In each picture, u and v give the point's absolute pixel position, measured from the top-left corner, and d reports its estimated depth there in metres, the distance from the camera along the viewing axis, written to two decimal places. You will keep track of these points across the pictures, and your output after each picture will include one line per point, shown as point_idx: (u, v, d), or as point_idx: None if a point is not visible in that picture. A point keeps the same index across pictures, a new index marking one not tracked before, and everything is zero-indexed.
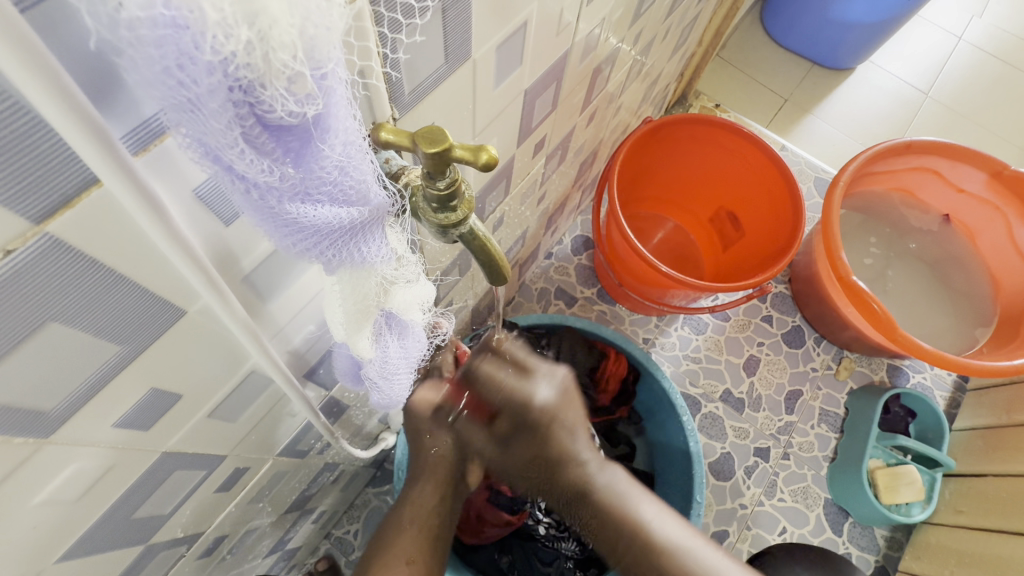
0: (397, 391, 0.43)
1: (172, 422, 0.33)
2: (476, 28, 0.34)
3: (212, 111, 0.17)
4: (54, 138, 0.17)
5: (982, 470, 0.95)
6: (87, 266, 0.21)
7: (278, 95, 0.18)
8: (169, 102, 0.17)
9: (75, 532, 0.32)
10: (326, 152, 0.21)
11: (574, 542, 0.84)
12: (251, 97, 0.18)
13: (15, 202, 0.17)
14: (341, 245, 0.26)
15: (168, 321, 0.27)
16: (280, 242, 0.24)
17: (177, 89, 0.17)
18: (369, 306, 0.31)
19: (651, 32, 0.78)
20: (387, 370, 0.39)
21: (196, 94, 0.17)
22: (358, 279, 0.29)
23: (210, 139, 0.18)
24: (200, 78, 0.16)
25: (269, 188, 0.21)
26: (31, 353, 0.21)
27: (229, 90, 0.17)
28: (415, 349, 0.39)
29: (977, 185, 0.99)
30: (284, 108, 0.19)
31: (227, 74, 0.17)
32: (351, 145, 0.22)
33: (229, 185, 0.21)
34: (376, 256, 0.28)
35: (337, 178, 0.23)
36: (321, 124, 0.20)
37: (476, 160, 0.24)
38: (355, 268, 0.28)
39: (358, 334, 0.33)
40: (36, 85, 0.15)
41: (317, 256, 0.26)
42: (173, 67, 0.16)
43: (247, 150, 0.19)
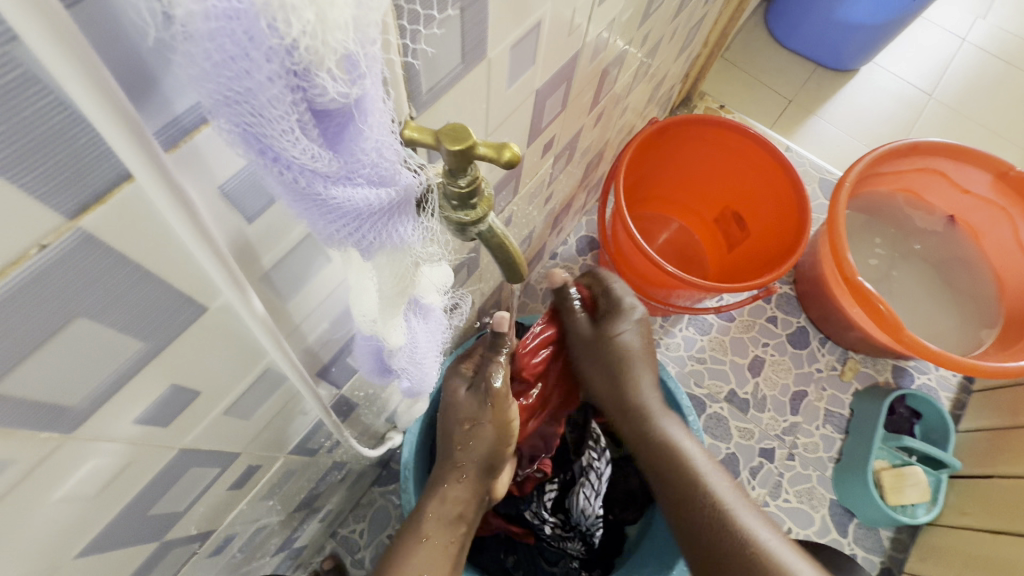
0: (424, 376, 0.43)
1: (189, 419, 0.33)
2: (492, 28, 0.34)
3: (269, 98, 0.18)
4: (90, 133, 0.17)
5: (987, 471, 0.94)
6: (117, 263, 0.21)
7: (329, 78, 0.18)
8: (223, 93, 0.17)
9: (93, 527, 0.33)
10: (367, 133, 0.21)
11: (581, 542, 0.82)
12: (304, 82, 0.18)
13: (50, 198, 0.17)
14: (381, 228, 0.25)
15: (190, 318, 0.27)
16: (321, 230, 0.24)
17: (233, 80, 0.17)
18: (405, 288, 0.30)
19: (659, 33, 0.78)
20: (416, 356, 0.39)
21: (254, 81, 0.17)
22: (395, 261, 0.28)
23: (264, 127, 0.18)
24: (257, 65, 0.17)
25: (316, 173, 0.21)
26: (58, 349, 0.22)
27: (285, 77, 0.17)
28: (439, 331, 0.40)
29: (982, 187, 1.00)
30: (334, 90, 0.19)
31: (285, 60, 0.17)
32: (387, 129, 0.22)
33: (272, 172, 0.21)
34: (411, 237, 0.27)
35: (376, 160, 0.23)
36: (362, 106, 0.21)
37: (499, 158, 0.25)
38: (392, 250, 0.27)
39: (391, 318, 0.33)
40: (77, 81, 0.15)
41: (357, 243, 0.25)
42: (230, 59, 0.16)
43: (299, 135, 0.19)
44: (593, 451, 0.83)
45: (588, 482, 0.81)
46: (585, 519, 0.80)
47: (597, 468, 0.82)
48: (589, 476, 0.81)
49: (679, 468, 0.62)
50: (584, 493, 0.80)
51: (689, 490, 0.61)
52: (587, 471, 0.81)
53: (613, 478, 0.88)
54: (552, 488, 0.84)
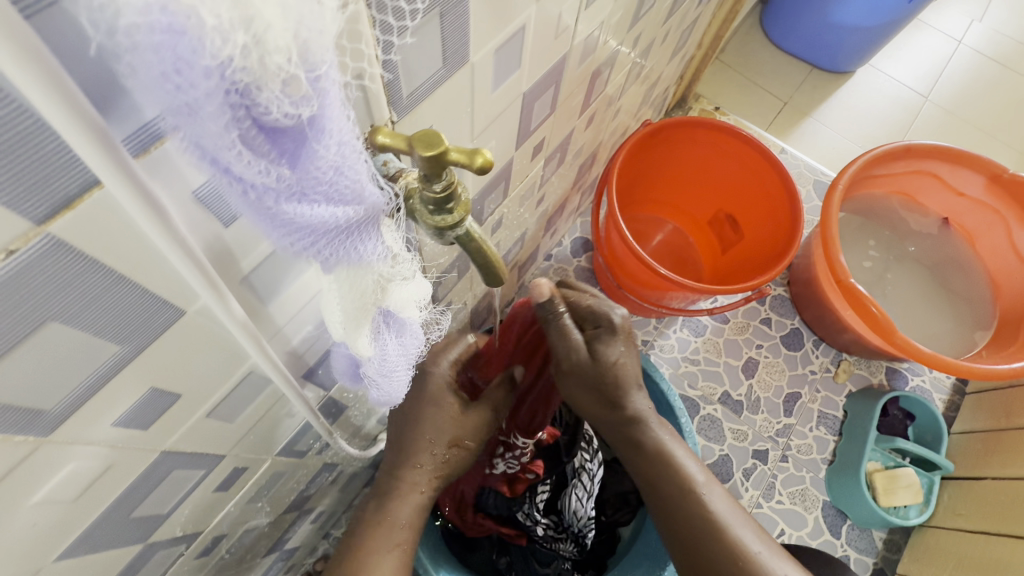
0: (393, 389, 0.43)
1: (171, 421, 0.33)
2: (474, 32, 0.34)
3: (210, 114, 0.18)
4: (56, 139, 0.17)
5: (980, 474, 0.95)
6: (87, 266, 0.21)
7: (273, 97, 0.18)
8: (168, 106, 0.17)
9: (74, 529, 0.33)
10: (321, 152, 0.22)
11: (572, 544, 0.82)
12: (247, 100, 0.18)
13: (17, 202, 0.18)
14: (337, 244, 0.26)
15: (167, 321, 0.27)
16: (277, 243, 0.24)
17: (177, 93, 0.17)
18: (367, 305, 0.31)
19: (651, 35, 0.78)
20: (385, 368, 0.39)
21: (195, 98, 0.17)
22: (356, 277, 0.29)
23: (208, 142, 0.19)
24: (198, 81, 0.17)
25: (266, 188, 0.21)
26: (31, 352, 0.22)
27: (226, 94, 0.18)
28: (413, 346, 0.39)
29: (976, 189, 1.00)
30: (280, 109, 0.19)
31: (225, 78, 0.17)
32: (347, 146, 0.23)
33: (225, 187, 0.21)
34: (372, 255, 0.28)
35: (333, 178, 0.23)
36: (315, 125, 0.21)
37: (472, 163, 0.25)
38: (351, 265, 0.28)
39: (357, 332, 0.33)
40: (38, 89, 0.15)
41: (315, 255, 0.26)
42: (171, 72, 0.16)
43: (244, 152, 0.19)
44: (585, 452, 0.82)
45: (581, 483, 0.80)
46: (577, 521, 0.80)
47: (589, 470, 0.80)
48: (581, 478, 0.80)
49: (668, 479, 0.61)
50: (576, 494, 0.80)
51: (681, 503, 0.59)
52: (579, 473, 0.80)
53: (605, 479, 0.88)
54: (545, 489, 0.83)
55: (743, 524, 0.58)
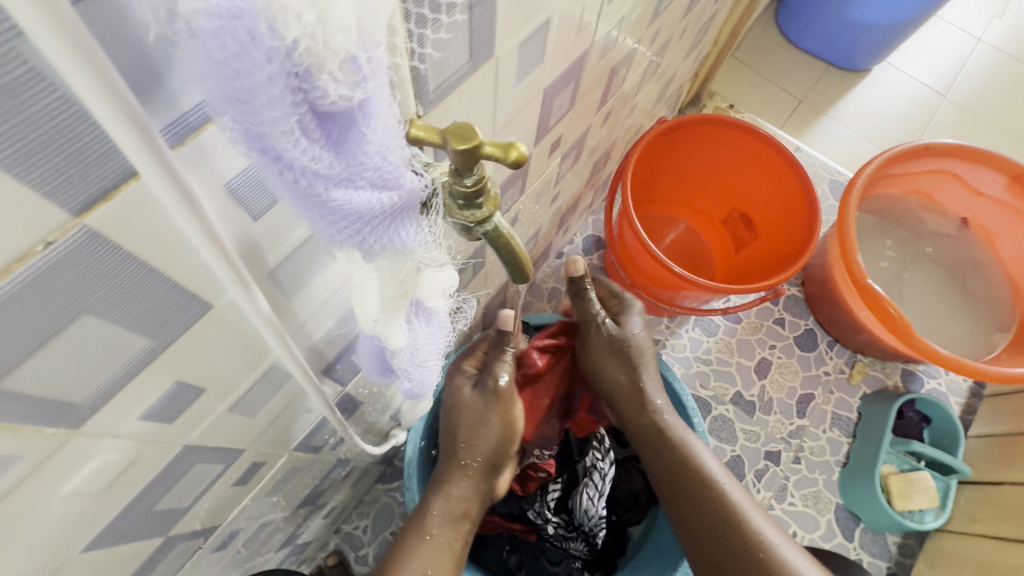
0: (426, 379, 0.43)
1: (195, 415, 0.33)
2: (500, 27, 0.34)
3: (269, 98, 0.17)
4: (97, 131, 0.17)
5: (998, 478, 0.93)
6: (123, 259, 0.21)
7: (331, 80, 0.18)
8: (224, 92, 0.17)
9: (99, 522, 0.33)
10: (370, 137, 0.21)
11: (583, 543, 0.82)
12: (305, 83, 0.18)
13: (56, 193, 0.17)
14: (381, 230, 0.25)
15: (195, 315, 0.27)
16: (321, 231, 0.24)
17: (234, 79, 0.17)
18: (405, 292, 0.31)
19: (668, 32, 0.77)
20: (417, 359, 0.39)
21: (254, 81, 0.17)
22: (397, 263, 0.28)
23: (264, 128, 0.18)
24: (259, 66, 0.17)
25: (317, 175, 0.21)
26: (64, 345, 0.22)
27: (286, 77, 0.17)
28: (442, 336, 0.40)
29: (997, 189, 0.98)
30: (337, 92, 0.19)
31: (287, 60, 0.17)
32: (391, 131, 0.22)
33: (274, 174, 0.21)
34: (414, 241, 0.27)
35: (379, 163, 0.22)
36: (365, 109, 0.21)
37: (506, 157, 0.24)
38: (394, 252, 0.27)
39: (392, 321, 0.33)
40: (84, 77, 0.15)
41: (357, 244, 0.25)
42: (230, 58, 0.16)
43: (299, 136, 0.19)
44: (597, 451, 0.82)
45: (592, 483, 0.80)
46: (588, 520, 0.80)
47: (601, 469, 0.81)
48: (593, 477, 0.80)
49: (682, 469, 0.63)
50: (588, 494, 0.80)
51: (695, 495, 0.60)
52: (590, 472, 0.81)
53: (617, 479, 0.88)
54: (556, 488, 0.83)
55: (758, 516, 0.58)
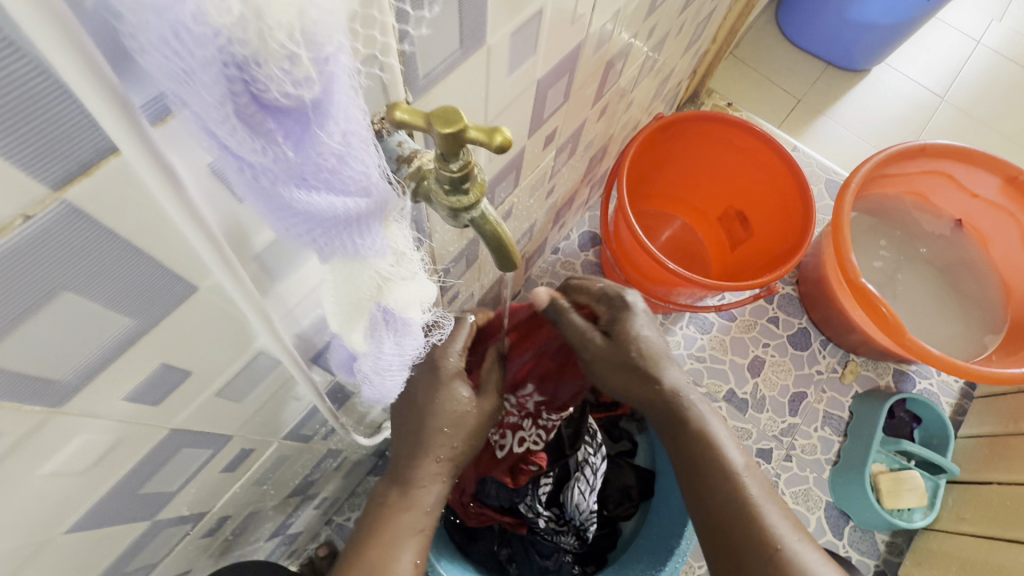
0: (387, 387, 0.42)
1: (179, 399, 0.33)
2: (492, 15, 0.34)
3: (205, 84, 0.17)
4: (74, 103, 0.17)
5: (985, 478, 0.94)
6: (104, 236, 0.21)
7: (272, 75, 0.18)
8: (167, 74, 0.17)
9: (83, 503, 0.33)
10: (324, 138, 0.21)
11: (574, 537, 0.83)
12: (247, 76, 0.18)
13: (35, 167, 0.17)
14: (338, 234, 0.25)
15: (180, 296, 0.27)
16: (276, 226, 0.24)
17: (171, 64, 0.17)
18: (364, 301, 0.30)
19: (665, 27, 0.77)
20: (379, 365, 0.38)
21: (191, 68, 0.17)
22: (353, 271, 0.28)
23: (202, 115, 0.18)
24: (194, 52, 0.16)
25: (263, 169, 0.21)
26: (45, 321, 0.22)
27: (224, 67, 0.17)
28: (412, 347, 0.38)
29: (991, 191, 0.99)
30: (280, 88, 0.18)
31: (222, 51, 0.17)
32: (352, 134, 0.22)
33: (227, 164, 0.21)
34: (372, 249, 0.27)
35: (334, 165, 0.22)
36: (319, 110, 0.20)
37: (490, 142, 0.24)
38: (350, 258, 0.27)
39: (352, 325, 0.33)
40: (60, 50, 0.15)
41: (313, 242, 0.25)
42: (170, 39, 0.16)
43: (238, 129, 0.19)
44: (588, 447, 0.83)
45: (583, 477, 0.81)
46: (579, 514, 0.81)
47: (592, 464, 0.82)
48: (584, 472, 0.82)
49: (704, 456, 0.60)
50: (579, 488, 0.81)
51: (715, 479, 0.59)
52: (582, 467, 0.82)
53: (608, 474, 0.88)
54: (547, 482, 0.82)
55: (775, 511, 0.57)
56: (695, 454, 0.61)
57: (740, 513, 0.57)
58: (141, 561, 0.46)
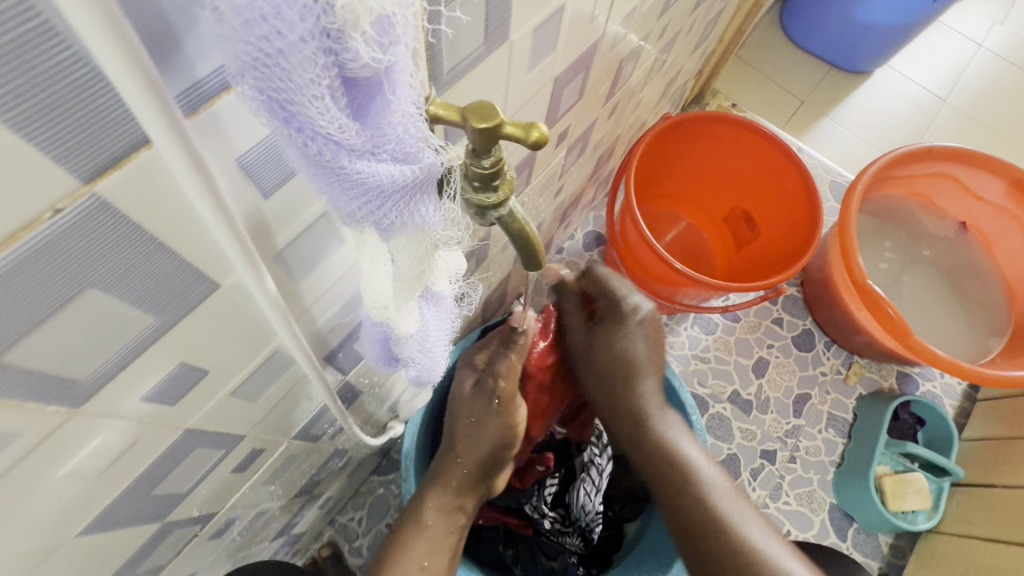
0: (434, 366, 0.43)
1: (196, 399, 0.33)
2: (516, 9, 0.33)
3: (301, 61, 0.17)
4: (109, 91, 0.16)
5: (990, 480, 0.94)
6: (130, 232, 0.20)
7: (363, 41, 0.17)
8: (248, 57, 0.16)
9: (97, 504, 0.32)
10: (395, 105, 0.21)
11: (580, 538, 0.82)
12: (337, 46, 0.17)
13: (65, 158, 0.17)
14: (402, 207, 0.24)
15: (202, 295, 0.26)
16: (340, 207, 0.23)
17: (263, 41, 0.16)
18: (421, 273, 0.30)
19: (676, 27, 0.77)
20: (426, 345, 0.39)
21: (286, 42, 0.16)
22: (414, 242, 0.27)
23: (293, 92, 0.18)
24: (293, 25, 0.16)
25: (339, 145, 0.20)
26: (68, 319, 0.21)
27: (318, 38, 0.17)
28: (448, 320, 0.39)
29: (996, 194, 0.99)
30: (368, 55, 0.18)
31: (321, 19, 0.16)
32: (415, 102, 0.22)
33: (294, 142, 0.20)
34: (434, 219, 0.26)
35: (402, 135, 0.22)
36: (391, 77, 0.20)
37: (526, 138, 0.24)
38: (412, 231, 0.26)
39: (405, 303, 0.32)
40: (105, 37, 0.14)
41: (376, 221, 0.24)
42: (267, 15, 0.16)
43: (328, 102, 0.18)
44: (594, 447, 0.83)
45: (589, 478, 0.80)
46: (585, 515, 0.80)
47: (597, 464, 0.80)
48: (589, 472, 0.80)
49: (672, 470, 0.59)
50: (584, 489, 0.79)
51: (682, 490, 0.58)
52: (587, 467, 0.81)
53: (613, 475, 0.88)
54: (553, 483, 0.83)
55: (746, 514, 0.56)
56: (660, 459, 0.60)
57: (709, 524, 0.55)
58: (150, 563, 0.46)
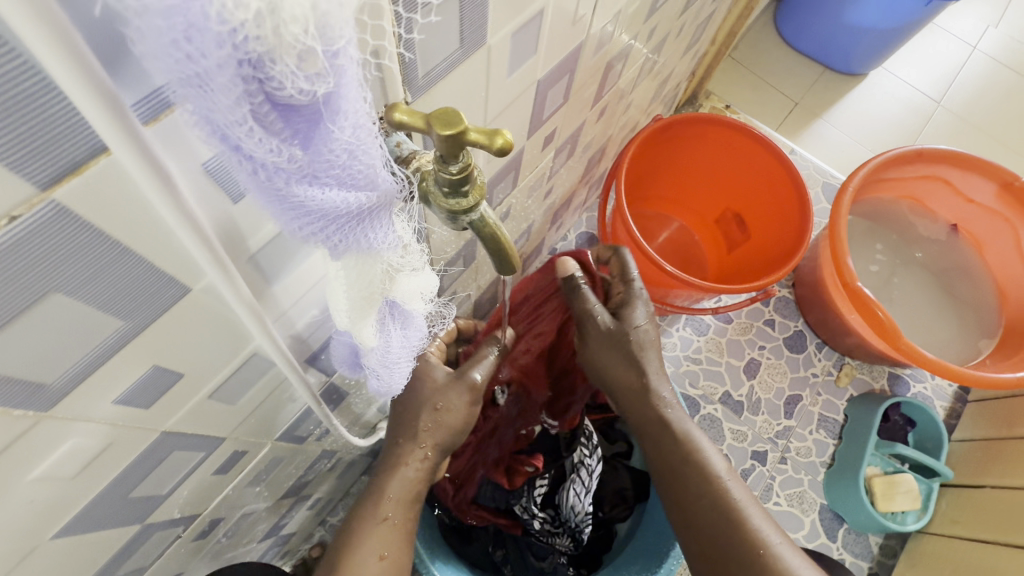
0: (393, 381, 0.42)
1: (172, 402, 0.33)
2: (492, 14, 0.34)
3: (221, 86, 0.17)
4: (64, 101, 0.17)
5: (979, 482, 0.94)
6: (94, 238, 0.21)
7: (288, 71, 0.17)
8: (177, 75, 0.17)
9: (72, 507, 0.32)
10: (337, 133, 0.20)
11: (569, 539, 0.83)
12: (261, 74, 0.17)
13: (21, 166, 0.17)
14: (349, 230, 0.25)
15: (172, 299, 0.26)
16: (286, 226, 0.23)
17: (185, 64, 0.16)
18: (374, 293, 0.30)
19: (665, 29, 0.77)
20: (388, 360, 0.38)
21: (204, 68, 0.16)
22: (365, 265, 0.28)
23: (218, 117, 0.18)
24: (209, 50, 0.16)
25: (277, 168, 0.20)
26: (32, 323, 0.21)
27: (238, 65, 0.17)
28: (416, 338, 0.39)
29: (986, 196, 0.99)
30: (295, 85, 0.18)
31: (237, 49, 0.16)
32: (364, 129, 0.21)
33: (236, 164, 0.20)
34: (382, 243, 0.27)
35: (347, 161, 0.22)
36: (331, 104, 0.20)
37: (491, 144, 0.24)
38: (361, 253, 0.27)
39: (362, 322, 0.32)
40: (47, 48, 0.15)
41: (324, 242, 0.25)
42: (182, 40, 0.16)
43: (255, 128, 0.18)
44: (584, 447, 0.81)
45: (579, 479, 0.79)
46: (574, 515, 0.80)
47: (588, 465, 0.80)
48: (580, 473, 0.80)
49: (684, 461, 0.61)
50: (574, 490, 0.79)
51: (698, 484, 0.59)
52: (577, 468, 0.80)
53: (604, 476, 0.88)
54: (543, 483, 0.83)
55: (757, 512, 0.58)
56: (676, 456, 0.61)
57: (726, 528, 0.56)
58: (131, 564, 0.46)
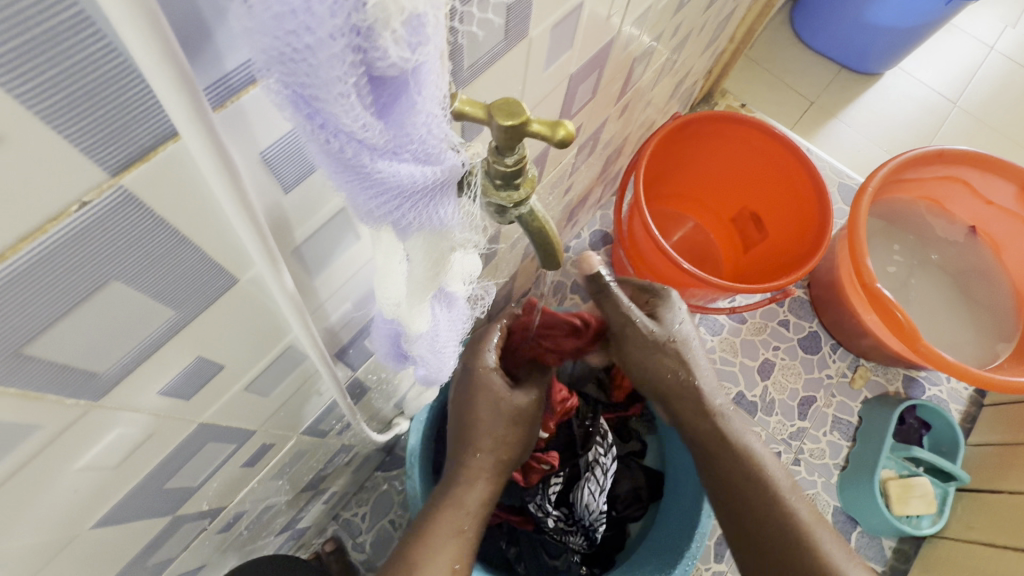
0: (441, 367, 0.43)
1: (210, 393, 0.33)
2: (537, 5, 0.33)
3: (329, 58, 0.17)
4: (139, 83, 0.16)
5: (995, 487, 0.94)
6: (154, 226, 0.20)
7: (393, 40, 0.18)
8: (277, 51, 0.16)
9: (111, 497, 0.32)
10: (420, 107, 0.20)
11: (583, 537, 0.81)
12: (366, 44, 0.17)
13: (93, 150, 0.17)
14: (421, 208, 0.24)
15: (220, 289, 0.26)
16: (360, 205, 0.23)
17: (295, 36, 0.16)
18: (436, 274, 0.30)
19: (688, 27, 0.76)
20: (436, 345, 0.39)
21: (315, 38, 0.16)
22: (433, 244, 0.27)
23: (320, 90, 0.18)
24: (323, 21, 0.16)
25: (362, 143, 0.20)
26: (89, 312, 0.21)
27: (348, 35, 0.17)
28: (460, 321, 0.40)
29: (1007, 198, 0.97)
30: (396, 53, 0.18)
31: (350, 16, 0.16)
32: (442, 103, 0.21)
33: (320, 139, 0.20)
34: (452, 220, 0.26)
35: (426, 137, 0.21)
36: (417, 76, 0.20)
37: (553, 136, 0.24)
38: (431, 232, 0.26)
39: (416, 304, 0.32)
40: (137, 33, 0.14)
41: (393, 221, 0.24)
42: (293, 11, 0.16)
43: (354, 101, 0.18)
44: (599, 446, 0.82)
45: (594, 477, 0.79)
46: (588, 514, 0.79)
47: (603, 464, 0.80)
48: (595, 472, 0.80)
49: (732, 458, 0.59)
50: (589, 488, 0.79)
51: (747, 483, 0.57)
52: (592, 466, 0.80)
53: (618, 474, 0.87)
54: (558, 481, 0.81)
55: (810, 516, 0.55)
56: (740, 472, 0.58)
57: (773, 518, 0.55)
58: (160, 556, 0.46)
